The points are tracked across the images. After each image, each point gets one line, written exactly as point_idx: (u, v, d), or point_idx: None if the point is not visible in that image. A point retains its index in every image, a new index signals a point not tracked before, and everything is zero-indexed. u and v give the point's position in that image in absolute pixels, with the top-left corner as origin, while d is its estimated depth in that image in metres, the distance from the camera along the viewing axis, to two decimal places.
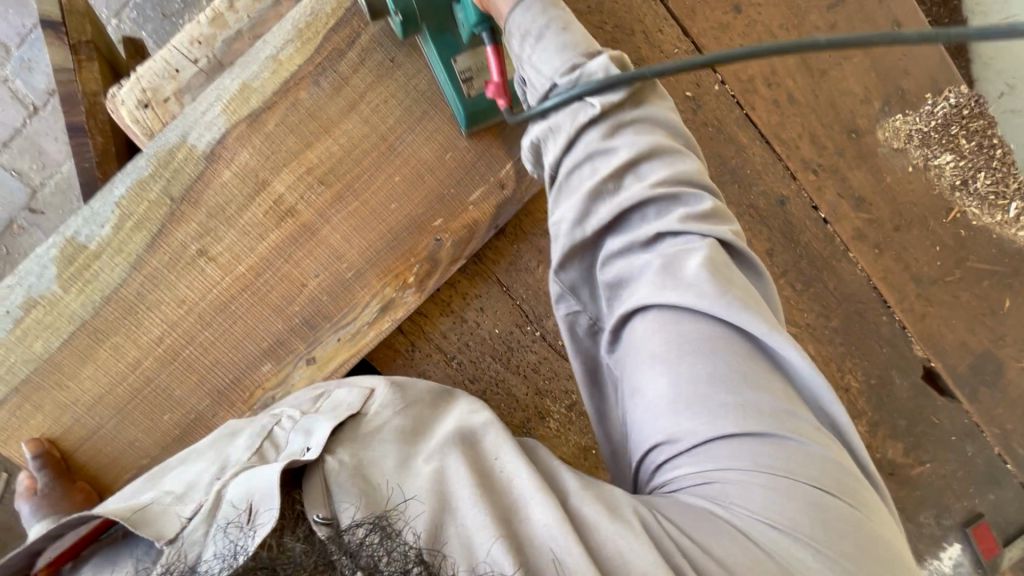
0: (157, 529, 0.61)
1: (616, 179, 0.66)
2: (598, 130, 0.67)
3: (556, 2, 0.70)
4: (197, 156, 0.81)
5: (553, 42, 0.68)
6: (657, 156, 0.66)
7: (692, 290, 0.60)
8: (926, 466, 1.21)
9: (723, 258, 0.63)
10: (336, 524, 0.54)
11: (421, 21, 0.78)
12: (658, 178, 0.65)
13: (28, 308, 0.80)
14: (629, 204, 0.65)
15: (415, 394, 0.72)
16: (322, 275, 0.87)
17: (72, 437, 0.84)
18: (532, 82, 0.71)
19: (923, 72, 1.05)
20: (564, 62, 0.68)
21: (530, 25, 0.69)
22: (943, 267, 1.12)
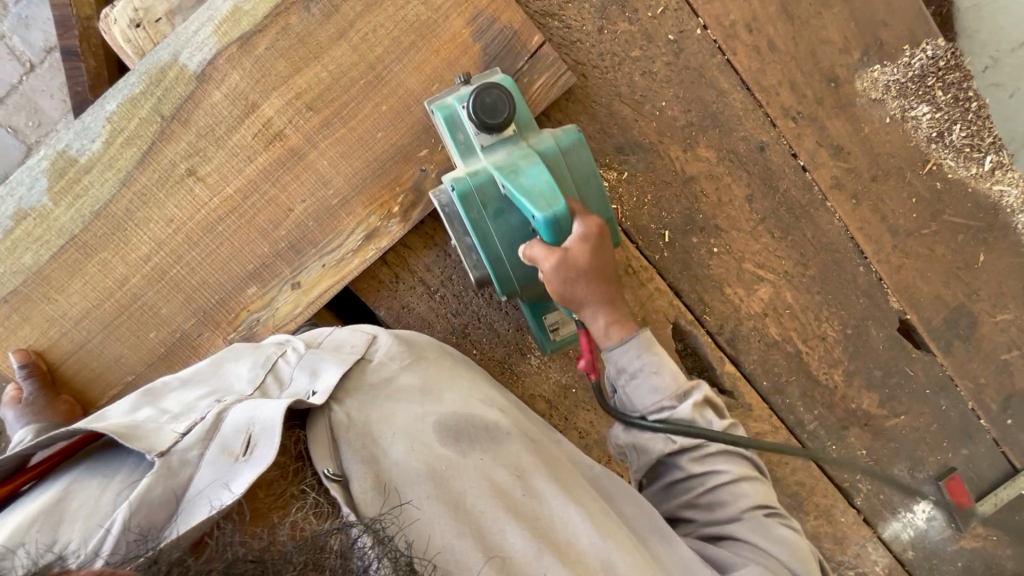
0: (149, 442, 0.63)
1: (711, 493, 0.76)
2: (689, 454, 0.77)
3: (653, 344, 0.78)
4: (188, 76, 0.83)
5: (647, 383, 0.77)
6: (751, 483, 0.76)
7: (775, 545, 0.71)
8: (901, 419, 1.23)
9: (803, 549, 0.73)
10: (343, 481, 0.64)
11: (522, 294, 0.84)
12: (753, 495, 0.75)
13: (18, 220, 0.82)
14: (727, 499, 0.75)
15: (422, 349, 0.81)
16: (308, 201, 0.89)
17: (59, 349, 0.85)
18: (623, 400, 0.80)
19: (901, 24, 1.07)
20: (658, 402, 0.77)
21: (627, 366, 0.78)
22: (920, 220, 1.15)
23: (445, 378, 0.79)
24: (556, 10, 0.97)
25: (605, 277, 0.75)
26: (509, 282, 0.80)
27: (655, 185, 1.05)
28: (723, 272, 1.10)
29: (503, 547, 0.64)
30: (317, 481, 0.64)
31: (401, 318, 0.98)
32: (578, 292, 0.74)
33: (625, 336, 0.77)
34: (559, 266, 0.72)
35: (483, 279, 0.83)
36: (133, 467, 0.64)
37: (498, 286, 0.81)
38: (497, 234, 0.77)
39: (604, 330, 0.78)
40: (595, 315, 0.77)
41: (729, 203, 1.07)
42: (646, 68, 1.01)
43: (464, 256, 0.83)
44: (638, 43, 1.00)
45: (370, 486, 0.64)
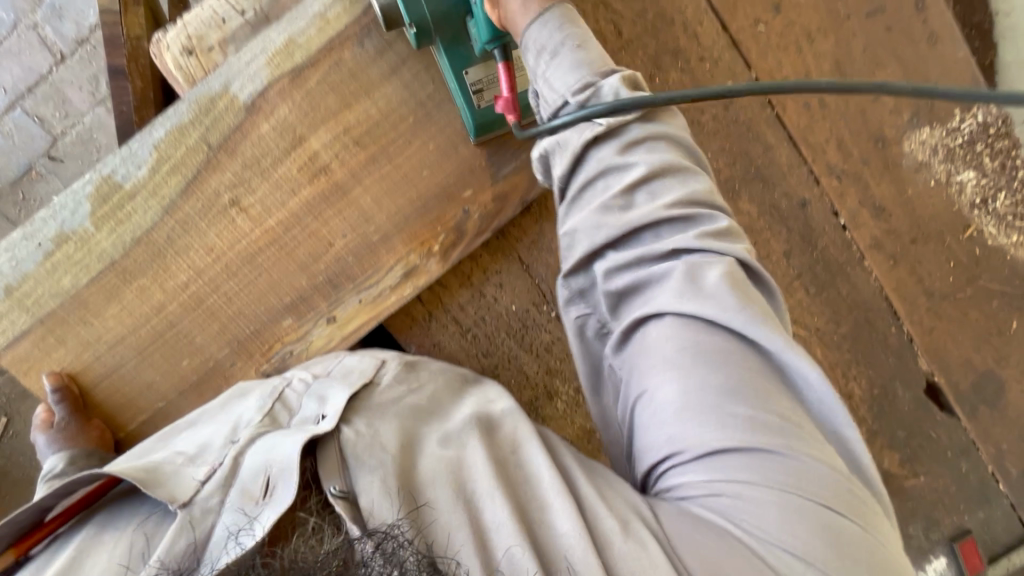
0: (170, 490, 0.62)
1: (630, 194, 0.67)
2: (614, 146, 0.69)
3: (571, 16, 0.71)
4: (238, 107, 0.82)
5: (569, 59, 0.69)
6: (673, 175, 0.67)
7: (706, 304, 0.61)
8: (920, 479, 1.23)
9: (738, 282, 0.63)
10: (350, 498, 0.58)
11: (435, 34, 0.78)
12: (671, 198, 0.66)
13: (59, 243, 0.81)
14: (643, 220, 0.65)
15: (428, 374, 0.77)
16: (349, 237, 0.87)
17: (92, 373, 0.84)
18: (545, 98, 0.71)
19: (953, 87, 1.06)
20: (579, 80, 0.68)
21: (546, 43, 0.70)
22: (956, 284, 1.14)
23: (452, 396, 0.75)
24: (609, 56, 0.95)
25: None
26: (417, 5, 0.75)
27: None
28: None
29: (500, 523, 0.58)
30: (321, 505, 0.58)
31: (431, 355, 0.97)
32: None
33: (544, 9, 0.70)
34: None
35: (387, 10, 0.77)
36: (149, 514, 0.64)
37: (405, 10, 0.75)
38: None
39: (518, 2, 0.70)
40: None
41: (767, 256, 1.06)
42: (694, 118, 0.99)
43: None
44: (688, 92, 0.98)
45: (378, 496, 0.57)
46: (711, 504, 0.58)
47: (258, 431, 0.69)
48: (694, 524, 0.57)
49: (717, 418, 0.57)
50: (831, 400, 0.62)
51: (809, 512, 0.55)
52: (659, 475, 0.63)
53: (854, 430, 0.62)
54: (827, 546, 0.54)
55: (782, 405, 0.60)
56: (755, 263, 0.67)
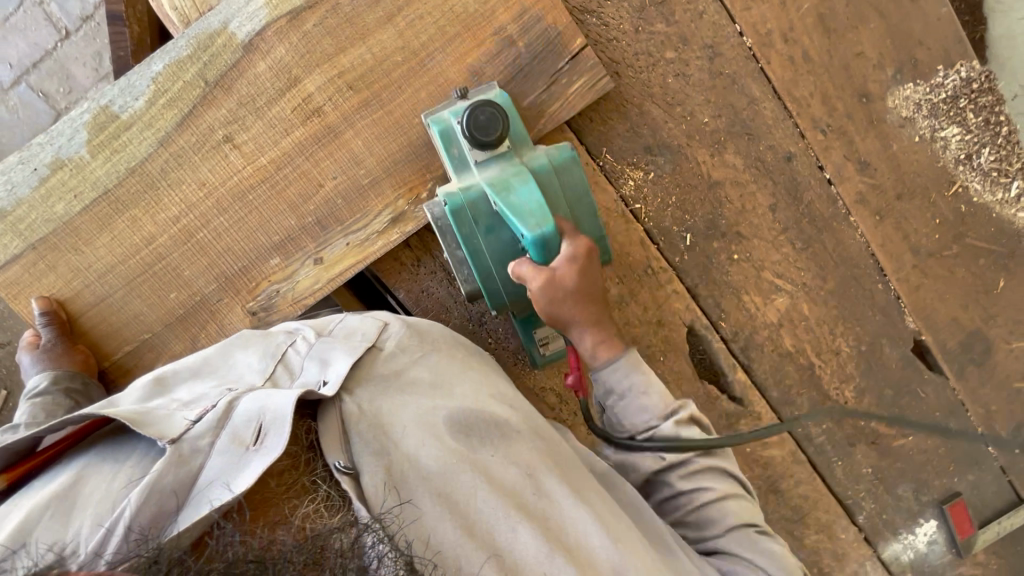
0: (161, 428, 0.63)
1: (701, 511, 0.79)
2: (677, 472, 0.80)
3: (639, 364, 0.80)
4: (235, 45, 0.85)
5: (636, 403, 0.80)
6: (739, 502, 0.79)
7: (762, 557, 0.75)
8: (909, 439, 1.23)
9: (792, 566, 0.75)
10: (353, 474, 0.65)
11: (512, 308, 0.86)
12: (738, 520, 0.77)
13: (54, 169, 0.83)
14: (714, 516, 0.78)
15: (433, 340, 0.82)
16: (340, 178, 0.89)
17: (81, 300, 0.86)
18: (614, 420, 0.83)
19: (936, 44, 1.08)
20: (645, 421, 0.79)
21: (615, 386, 0.80)
22: (942, 241, 1.15)
23: (456, 368, 0.80)
24: (595, 7, 0.98)
25: (591, 297, 0.78)
26: (498, 295, 0.82)
27: (681, 187, 1.05)
28: (741, 278, 1.10)
29: (518, 551, 0.65)
30: (327, 474, 0.65)
31: (420, 301, 0.99)
32: (566, 310, 0.77)
33: (613, 359, 0.80)
34: (546, 286, 0.74)
35: (472, 292, 0.84)
36: (143, 453, 0.65)
37: (487, 300, 0.83)
38: (488, 251, 0.79)
39: (592, 348, 0.80)
40: (581, 334, 0.80)
41: (753, 210, 1.07)
42: (680, 70, 1.01)
43: (454, 268, 0.84)
44: (674, 46, 1.00)
45: (381, 479, 0.65)
46: None
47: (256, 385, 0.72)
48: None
49: None
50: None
51: None
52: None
53: None
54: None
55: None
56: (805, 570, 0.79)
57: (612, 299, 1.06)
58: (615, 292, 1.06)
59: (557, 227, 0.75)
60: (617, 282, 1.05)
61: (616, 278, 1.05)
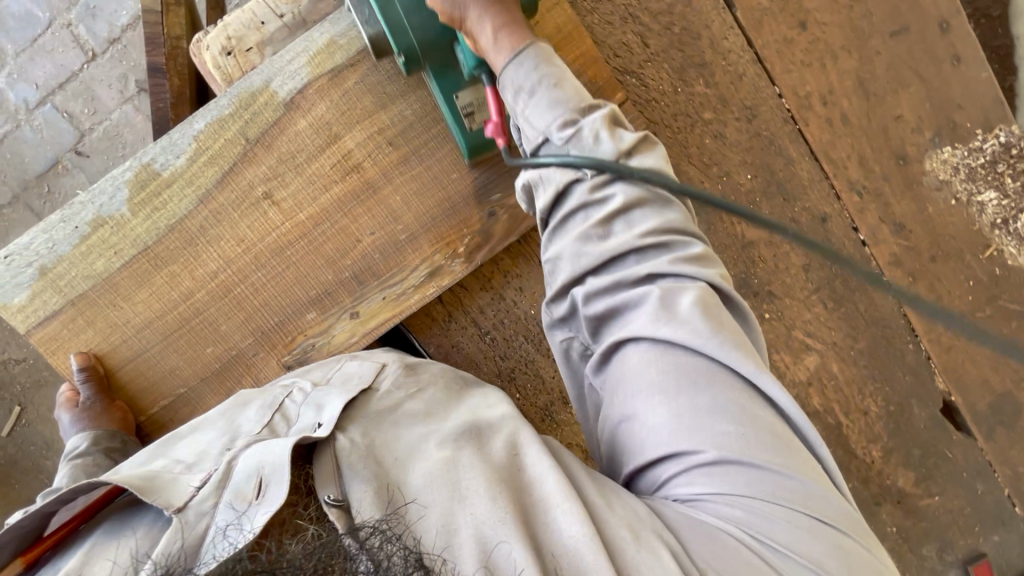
0: (166, 496, 0.58)
1: (607, 224, 0.69)
2: (588, 185, 0.69)
3: (549, 58, 0.73)
4: (277, 103, 0.84)
5: (546, 97, 0.71)
6: (651, 206, 0.69)
7: (683, 328, 0.61)
8: (935, 499, 1.21)
9: (713, 305, 0.64)
10: (346, 506, 0.56)
11: (423, 60, 0.80)
12: (648, 227, 0.67)
13: (95, 226, 0.83)
14: (620, 249, 0.67)
15: (428, 376, 0.76)
16: (377, 234, 0.89)
17: (117, 356, 0.85)
18: (525, 130, 0.74)
19: (975, 107, 1.07)
20: (558, 117, 0.71)
21: (523, 82, 0.72)
22: (975, 303, 1.14)
23: (454, 400, 0.73)
24: (634, 66, 0.97)
25: None
26: (404, 35, 0.76)
27: (715, 246, 1.03)
28: (772, 335, 1.09)
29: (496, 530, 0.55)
30: (320, 513, 0.56)
31: (450, 356, 0.98)
32: None
33: (521, 52, 0.73)
34: None
35: (376, 40, 0.80)
36: (150, 525, 0.60)
37: (392, 40, 0.77)
38: None
39: (497, 42, 0.73)
40: (481, 19, 0.72)
41: (786, 268, 1.06)
42: (718, 131, 1.00)
43: (356, 13, 0.79)
44: (712, 105, 1.00)
45: (370, 501, 0.56)
46: (685, 510, 0.58)
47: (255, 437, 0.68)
48: (688, 523, 0.56)
49: (710, 442, 0.58)
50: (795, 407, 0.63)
51: (784, 517, 0.56)
52: (654, 476, 0.62)
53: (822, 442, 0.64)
54: (833, 561, 0.55)
55: (760, 415, 0.61)
56: (729, 289, 0.68)
57: None
58: None
59: None
60: None
61: None
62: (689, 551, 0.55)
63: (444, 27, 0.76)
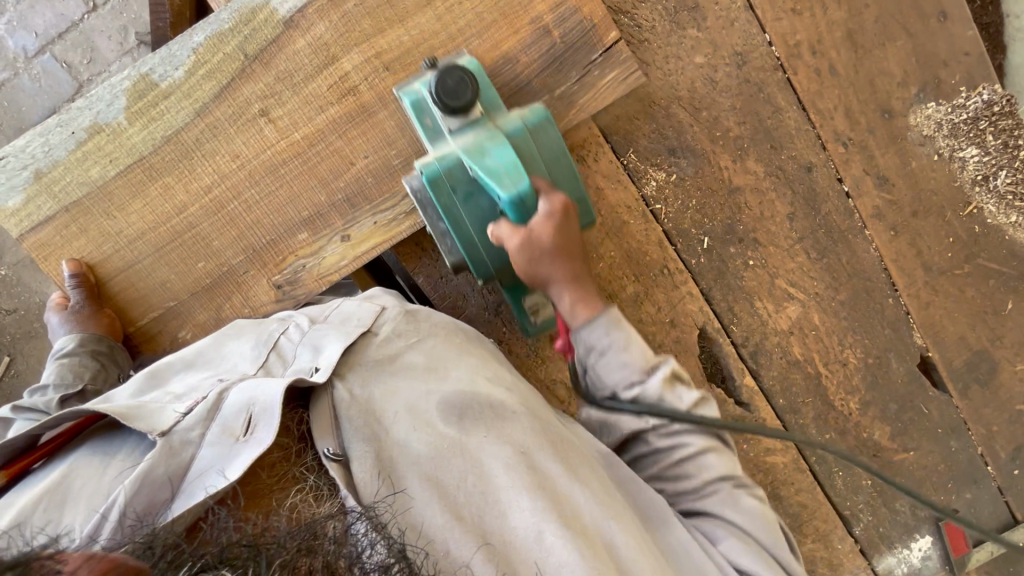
0: (151, 422, 0.65)
1: (678, 465, 0.81)
2: (654, 433, 0.80)
3: (620, 321, 0.78)
4: (277, 21, 0.86)
5: (617, 360, 0.78)
6: (716, 450, 0.80)
7: (744, 516, 0.78)
8: (910, 454, 1.24)
9: (769, 517, 0.80)
10: (343, 462, 0.67)
11: (499, 277, 0.86)
12: (720, 472, 0.79)
13: (92, 133, 0.84)
14: (689, 480, 0.80)
15: (427, 326, 0.83)
16: (370, 158, 0.90)
17: (109, 265, 0.86)
18: (593, 378, 0.81)
19: (960, 65, 1.09)
20: (627, 379, 0.78)
21: (595, 344, 0.78)
22: (954, 260, 1.16)
23: (454, 355, 0.81)
24: (629, 8, 1.00)
25: (569, 254, 0.77)
26: (485, 265, 0.83)
27: (702, 191, 1.06)
28: (755, 284, 1.11)
29: (483, 526, 0.67)
30: (318, 463, 0.68)
31: (438, 287, 1.00)
32: (544, 269, 0.77)
33: (594, 316, 0.78)
34: (523, 247, 0.74)
35: (457, 264, 0.83)
36: (133, 449, 0.67)
37: (474, 270, 0.83)
38: (467, 218, 0.79)
39: (571, 308, 0.79)
40: (561, 293, 0.79)
41: (770, 217, 1.09)
42: (708, 75, 1.02)
43: (437, 241, 0.83)
44: (704, 50, 1.02)
45: (370, 466, 0.67)
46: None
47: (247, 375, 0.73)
48: None
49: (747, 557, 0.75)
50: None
51: None
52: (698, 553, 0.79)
53: None
54: None
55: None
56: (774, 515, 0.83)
57: (626, 295, 1.07)
58: (630, 289, 1.06)
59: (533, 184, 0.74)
60: (633, 280, 1.06)
61: (633, 277, 1.06)
62: None
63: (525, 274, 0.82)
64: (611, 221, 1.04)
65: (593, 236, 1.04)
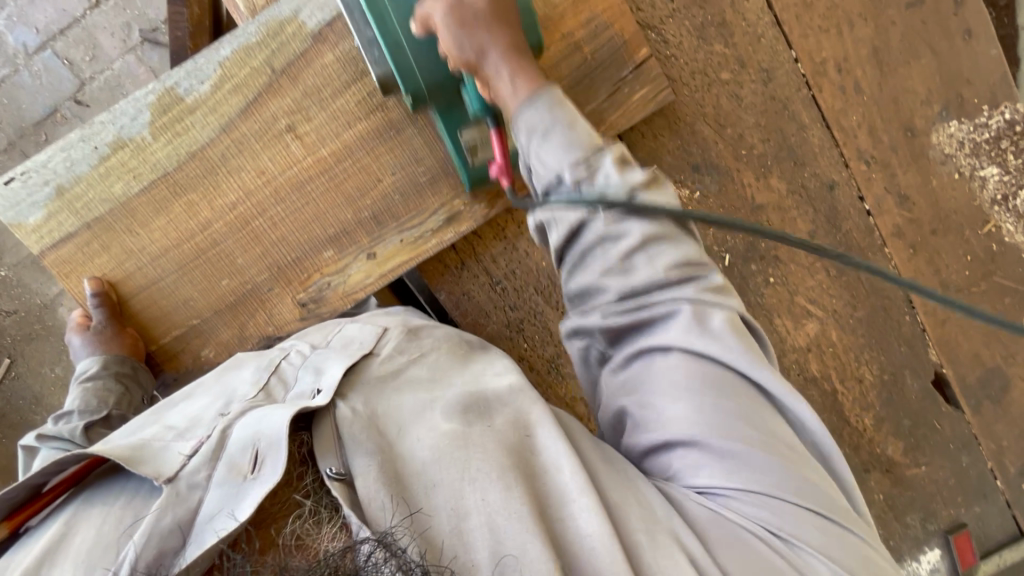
0: (155, 467, 0.59)
1: (626, 258, 0.67)
2: (604, 220, 0.67)
3: (563, 99, 0.71)
4: (304, 34, 0.84)
5: (560, 139, 0.68)
6: (666, 241, 0.68)
7: (715, 344, 0.64)
8: (922, 469, 1.25)
9: (740, 326, 0.67)
10: (347, 479, 0.57)
11: (430, 100, 0.79)
12: (669, 260, 0.67)
13: (115, 149, 0.82)
14: (643, 283, 0.66)
15: (431, 342, 0.78)
16: (398, 174, 0.88)
17: (132, 283, 0.85)
18: (536, 171, 0.70)
19: (983, 84, 1.09)
20: (571, 158, 0.67)
21: (537, 122, 0.69)
22: (971, 278, 1.16)
23: (456, 367, 0.74)
24: (657, 23, 0.98)
25: (503, 19, 0.73)
26: (413, 76, 0.75)
27: (726, 207, 1.05)
28: (774, 301, 1.11)
29: (498, 518, 0.56)
30: (317, 485, 0.57)
31: (460, 304, 0.99)
32: (477, 36, 0.70)
33: (535, 92, 0.70)
34: (451, 8, 0.70)
35: (385, 80, 0.77)
36: (136, 493, 0.61)
37: (402, 82, 0.76)
38: (393, 11, 0.74)
39: (512, 87, 0.72)
40: (498, 58, 0.72)
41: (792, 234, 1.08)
42: (734, 91, 1.01)
43: (365, 53, 0.77)
44: (730, 66, 1.01)
45: (375, 481, 0.57)
46: (707, 502, 0.61)
47: (250, 404, 0.67)
48: (715, 520, 0.60)
49: (730, 442, 0.61)
50: (806, 412, 0.67)
51: (806, 519, 0.61)
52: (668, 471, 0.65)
53: (824, 434, 0.69)
54: (844, 555, 0.60)
55: (776, 426, 0.64)
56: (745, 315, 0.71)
57: None
58: None
59: None
60: None
61: None
62: (719, 556, 0.59)
63: (457, 70, 0.75)
64: None
65: None
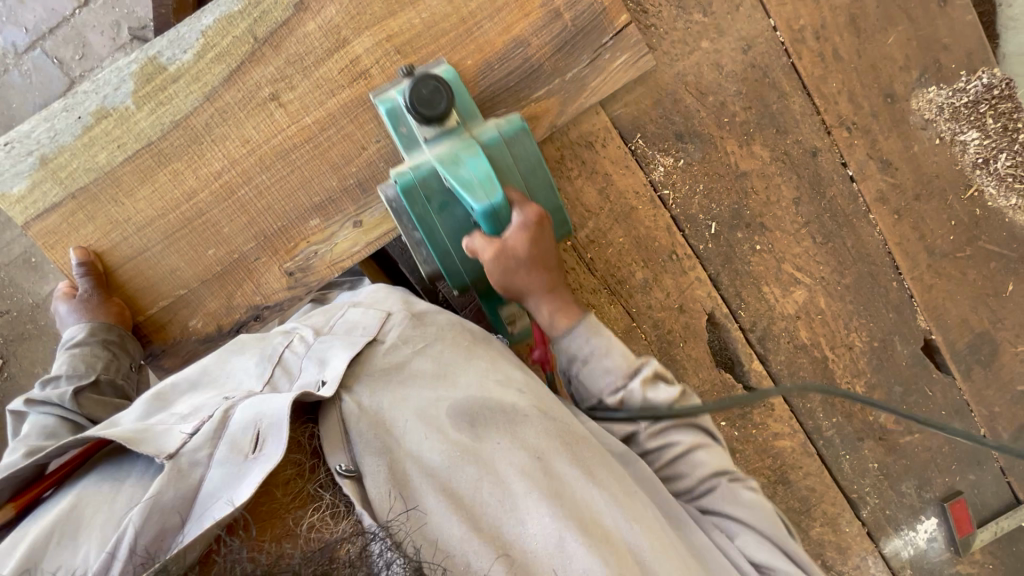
0: (157, 444, 0.62)
1: (672, 465, 0.81)
2: (649, 429, 0.81)
3: (598, 325, 0.82)
4: (287, 4, 0.85)
5: (599, 365, 0.80)
6: (705, 447, 0.81)
7: (746, 510, 0.78)
8: (915, 436, 1.25)
9: (770, 511, 0.79)
10: (356, 477, 0.64)
11: (475, 286, 0.86)
12: (708, 471, 0.80)
13: (98, 118, 0.83)
14: (688, 464, 0.80)
15: (435, 329, 0.79)
16: (382, 143, 0.89)
17: (117, 253, 0.85)
18: (580, 387, 0.83)
19: (959, 49, 1.11)
20: (612, 380, 0.80)
21: (577, 351, 0.81)
22: (956, 243, 1.17)
23: (461, 359, 0.76)
24: None
25: (544, 266, 0.80)
26: (461, 277, 0.83)
27: (710, 176, 1.06)
28: (761, 269, 1.11)
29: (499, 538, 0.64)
30: (331, 479, 0.64)
31: None
32: (516, 281, 0.79)
33: (572, 325, 0.81)
34: (497, 258, 0.76)
35: (431, 275, 0.85)
36: (143, 470, 0.64)
37: (449, 280, 0.83)
38: (442, 226, 0.79)
39: (551, 317, 0.82)
40: (538, 304, 0.82)
41: (777, 201, 1.09)
42: (715, 60, 1.03)
43: (412, 250, 0.84)
44: (709, 35, 1.02)
45: (384, 482, 0.64)
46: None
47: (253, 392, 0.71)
48: None
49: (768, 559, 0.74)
50: None
51: None
52: None
53: None
54: None
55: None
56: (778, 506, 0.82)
57: (636, 281, 1.07)
58: (639, 276, 1.07)
59: (508, 195, 0.75)
60: (642, 266, 1.07)
61: (642, 263, 1.07)
62: None
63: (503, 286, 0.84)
64: (620, 206, 1.04)
65: (603, 220, 1.04)
